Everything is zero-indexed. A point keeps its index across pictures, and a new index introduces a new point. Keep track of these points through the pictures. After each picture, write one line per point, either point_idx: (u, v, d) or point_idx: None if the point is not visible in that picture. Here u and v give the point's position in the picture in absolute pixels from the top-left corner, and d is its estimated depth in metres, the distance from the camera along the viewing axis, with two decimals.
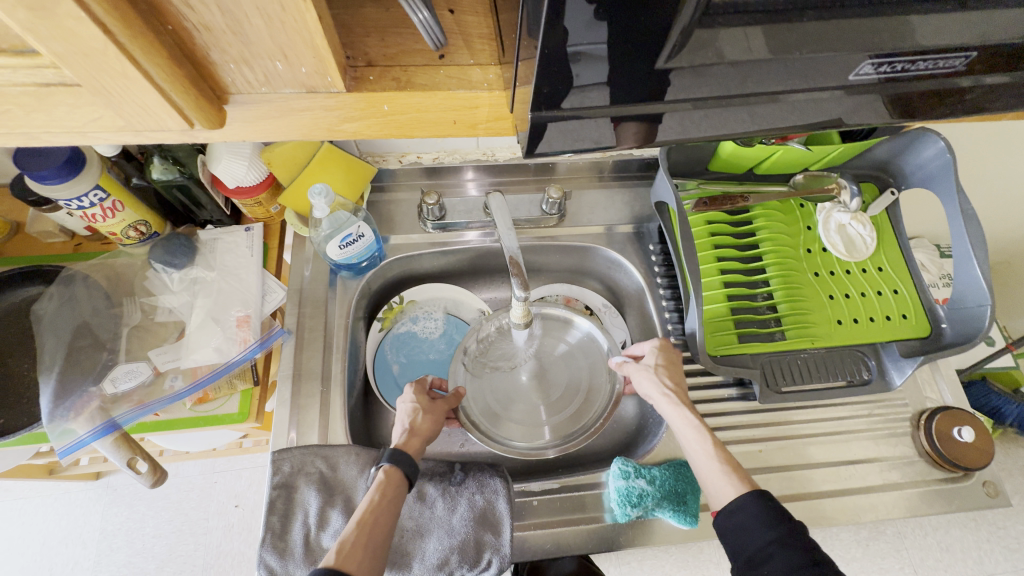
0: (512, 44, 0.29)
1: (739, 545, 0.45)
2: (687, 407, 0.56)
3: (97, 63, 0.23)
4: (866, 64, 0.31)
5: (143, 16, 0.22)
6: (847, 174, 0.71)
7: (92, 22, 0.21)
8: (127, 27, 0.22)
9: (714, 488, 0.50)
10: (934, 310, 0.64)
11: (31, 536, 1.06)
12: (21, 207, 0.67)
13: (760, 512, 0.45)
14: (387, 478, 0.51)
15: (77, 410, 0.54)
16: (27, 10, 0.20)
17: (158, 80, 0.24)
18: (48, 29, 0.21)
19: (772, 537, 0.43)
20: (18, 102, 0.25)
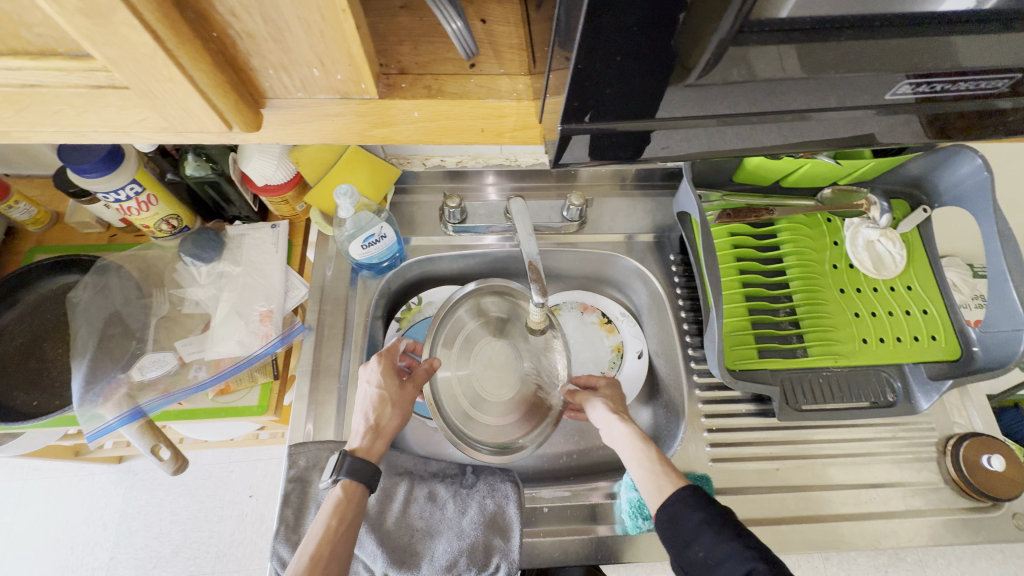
0: (545, 56, 0.29)
1: (671, 531, 0.46)
2: (623, 419, 0.58)
3: (146, 68, 0.24)
4: (904, 85, 0.30)
5: (191, 24, 0.23)
6: (877, 189, 0.70)
7: (143, 29, 0.22)
8: (176, 35, 0.22)
9: (651, 490, 0.50)
10: (965, 333, 0.62)
11: (55, 514, 1.10)
12: (61, 198, 0.70)
13: (689, 498, 0.46)
14: (346, 495, 0.51)
15: (105, 396, 0.56)
16: (85, 17, 0.21)
17: (200, 84, 0.25)
18: (103, 36, 0.22)
19: (702, 516, 0.45)
20: (70, 103, 0.27)
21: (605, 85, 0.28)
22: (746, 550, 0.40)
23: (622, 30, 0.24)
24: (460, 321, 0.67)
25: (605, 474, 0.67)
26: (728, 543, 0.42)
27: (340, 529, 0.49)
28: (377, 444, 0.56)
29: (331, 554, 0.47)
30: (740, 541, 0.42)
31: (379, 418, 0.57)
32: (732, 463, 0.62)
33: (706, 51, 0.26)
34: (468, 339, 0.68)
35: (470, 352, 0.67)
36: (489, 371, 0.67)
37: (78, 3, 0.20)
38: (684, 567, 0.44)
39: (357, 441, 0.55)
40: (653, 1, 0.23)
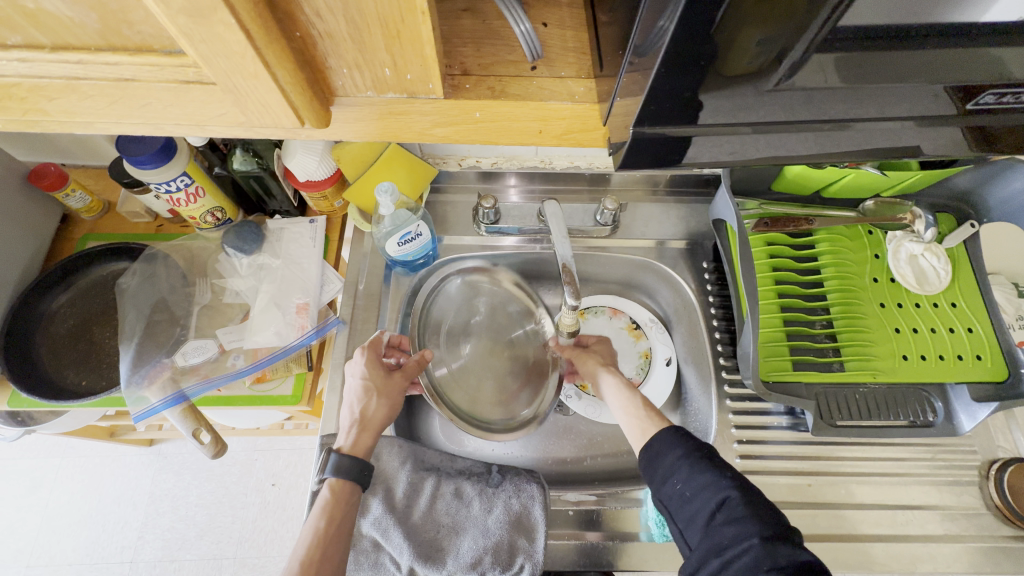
0: (616, 61, 0.30)
1: (651, 467, 0.47)
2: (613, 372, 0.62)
3: (235, 65, 0.25)
4: (988, 94, 0.30)
5: (279, 24, 0.24)
6: (923, 203, 0.68)
7: (239, 28, 0.23)
8: (266, 34, 0.23)
9: (634, 431, 0.54)
10: (1014, 354, 0.60)
11: (88, 492, 1.14)
12: (113, 188, 0.73)
13: (671, 436, 0.48)
14: (335, 496, 0.52)
15: (150, 378, 0.59)
16: (188, 16, 0.22)
17: (282, 82, 0.26)
18: (200, 33, 0.23)
19: (681, 453, 0.46)
20: (158, 98, 0.28)
21: (680, 89, 0.28)
22: (721, 480, 0.42)
23: (695, 36, 0.24)
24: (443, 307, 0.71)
25: (630, 480, 0.67)
26: (704, 476, 0.43)
27: (332, 529, 0.50)
28: (363, 434, 0.55)
29: (324, 555, 0.48)
30: (715, 472, 0.43)
31: (364, 410, 0.57)
32: (762, 476, 0.61)
33: (778, 57, 0.26)
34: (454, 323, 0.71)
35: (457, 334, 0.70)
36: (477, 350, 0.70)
37: (183, 4, 0.22)
38: (664, 503, 0.45)
39: (343, 438, 0.55)
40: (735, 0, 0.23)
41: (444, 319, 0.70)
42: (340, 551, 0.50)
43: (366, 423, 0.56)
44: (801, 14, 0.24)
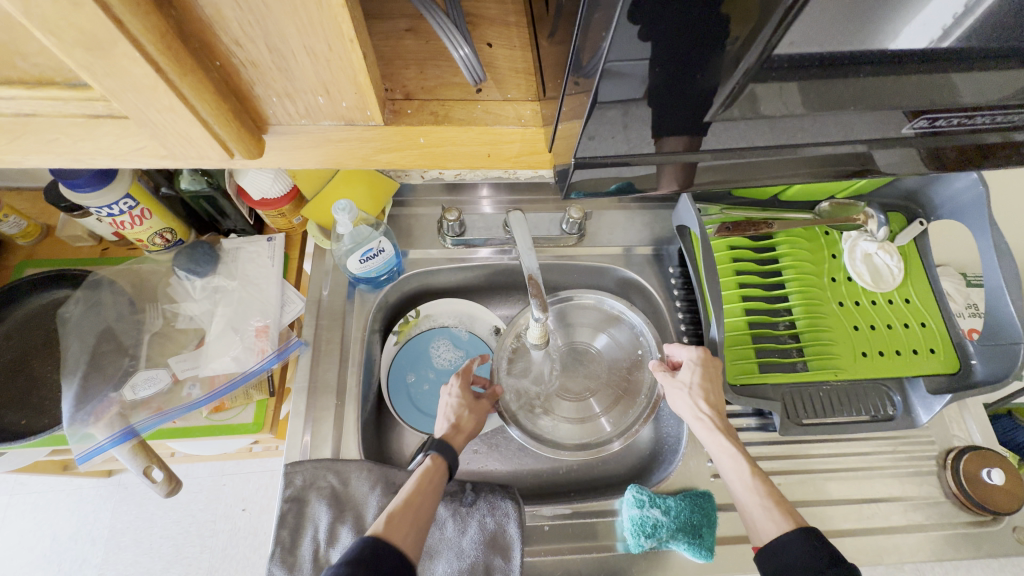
0: (557, 84, 0.31)
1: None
2: (722, 433, 0.55)
3: (147, 98, 0.24)
4: (921, 119, 0.33)
5: (195, 54, 0.24)
6: (875, 203, 0.70)
7: (145, 61, 0.22)
8: (179, 67, 0.23)
9: (757, 525, 0.50)
10: (964, 346, 0.62)
11: (41, 530, 1.07)
12: (52, 211, 0.68)
13: (807, 556, 0.44)
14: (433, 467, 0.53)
15: (97, 415, 0.55)
16: (85, 49, 0.21)
17: (203, 114, 0.26)
18: (103, 67, 0.22)
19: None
20: (71, 131, 0.27)
21: (618, 119, 0.29)
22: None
23: (636, 64, 0.25)
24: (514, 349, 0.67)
25: (605, 490, 0.66)
26: None
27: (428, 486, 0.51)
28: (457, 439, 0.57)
29: (420, 503, 0.48)
30: None
31: (460, 416, 0.59)
32: None
33: (716, 77, 0.27)
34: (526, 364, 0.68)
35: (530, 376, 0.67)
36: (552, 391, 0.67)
37: (78, 37, 0.21)
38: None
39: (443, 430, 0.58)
40: (675, 18, 0.23)
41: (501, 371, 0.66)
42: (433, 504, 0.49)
43: (461, 428, 0.58)
44: (754, 25, 0.24)
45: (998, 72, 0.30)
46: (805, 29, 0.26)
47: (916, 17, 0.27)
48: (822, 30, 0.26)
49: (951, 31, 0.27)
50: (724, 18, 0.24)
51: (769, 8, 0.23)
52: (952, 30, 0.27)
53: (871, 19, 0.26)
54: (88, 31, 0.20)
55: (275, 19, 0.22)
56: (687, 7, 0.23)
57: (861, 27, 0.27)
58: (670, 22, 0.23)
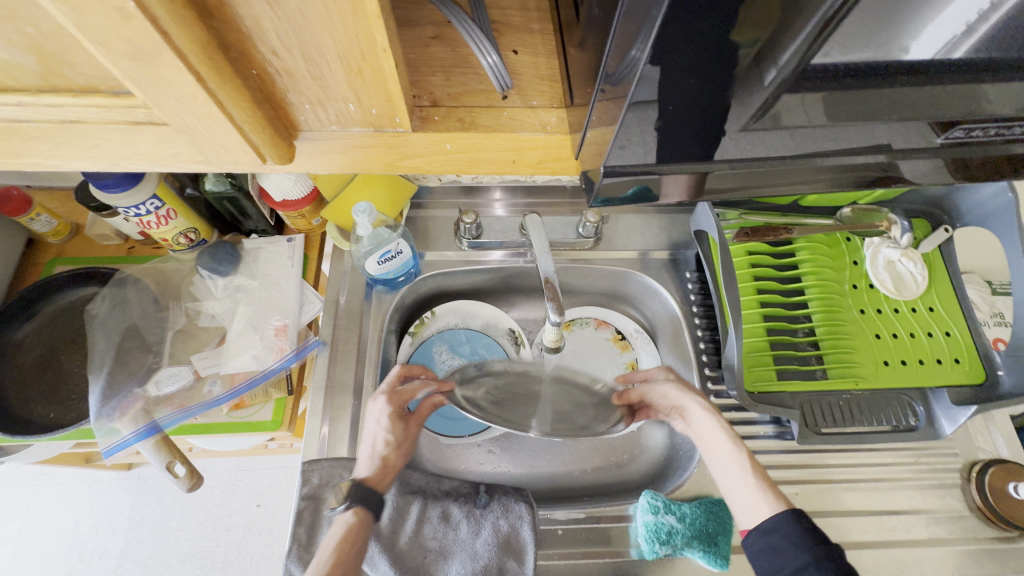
0: (586, 93, 0.31)
1: (772, 565, 0.44)
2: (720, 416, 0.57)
3: (187, 106, 0.25)
4: (959, 129, 0.32)
5: (234, 63, 0.24)
6: (898, 209, 0.69)
7: (188, 71, 0.22)
8: (218, 76, 0.23)
9: (745, 502, 0.51)
10: (990, 357, 0.61)
11: (64, 520, 1.10)
12: (81, 210, 0.71)
13: (795, 535, 0.44)
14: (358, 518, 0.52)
15: (122, 410, 0.57)
16: (132, 60, 0.22)
17: (239, 121, 0.27)
18: (147, 76, 0.23)
19: (808, 560, 0.41)
20: (112, 136, 0.29)
21: (644, 127, 0.29)
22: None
23: (667, 73, 0.26)
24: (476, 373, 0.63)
25: (618, 494, 0.66)
26: None
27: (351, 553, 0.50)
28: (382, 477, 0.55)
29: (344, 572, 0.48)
30: None
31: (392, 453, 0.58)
32: None
33: (744, 84, 0.27)
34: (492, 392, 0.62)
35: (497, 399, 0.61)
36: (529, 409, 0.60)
37: (125, 48, 0.21)
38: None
39: (366, 469, 0.55)
40: (703, 27, 0.23)
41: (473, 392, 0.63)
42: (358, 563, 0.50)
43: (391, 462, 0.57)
44: (771, 32, 0.24)
45: None
46: (839, 39, 0.26)
47: (935, 20, 0.27)
48: (853, 38, 0.26)
49: (977, 26, 0.27)
50: (753, 26, 0.24)
51: (792, 17, 0.24)
52: (980, 23, 0.27)
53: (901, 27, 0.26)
54: (136, 43, 0.21)
55: (310, 28, 0.23)
56: (718, 17, 0.23)
57: (888, 34, 0.27)
58: (701, 32, 0.23)
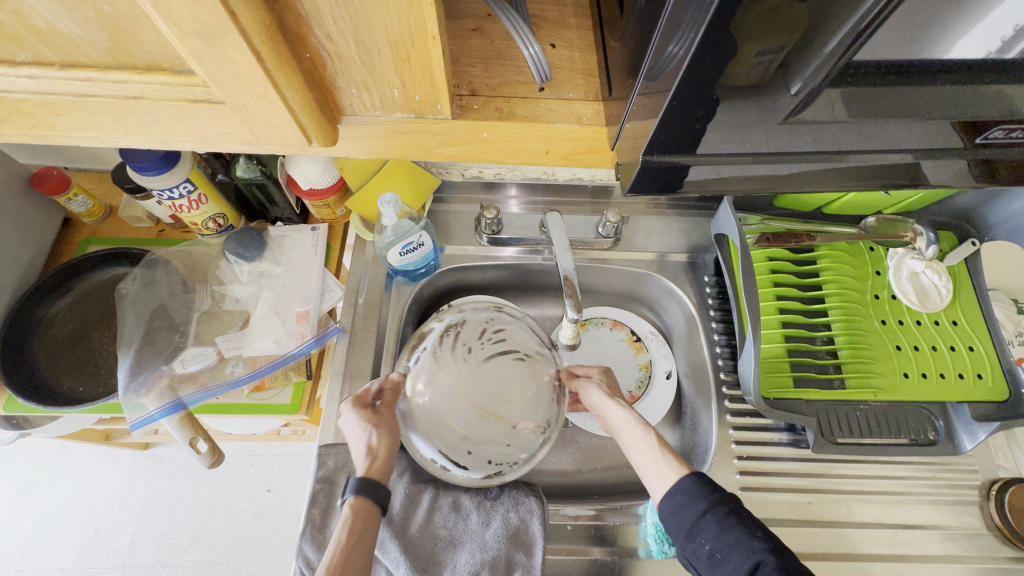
0: (625, 86, 0.32)
1: (674, 522, 0.45)
2: (623, 405, 0.56)
3: (244, 86, 0.26)
4: (996, 130, 0.32)
5: (291, 45, 0.25)
6: (925, 220, 0.68)
7: (250, 50, 0.24)
8: (277, 57, 0.24)
9: (654, 476, 0.49)
10: (1015, 373, 0.60)
11: (81, 496, 1.13)
12: (116, 192, 0.73)
13: (692, 486, 0.45)
14: (356, 513, 0.48)
15: (148, 387, 0.59)
16: (199, 39, 0.23)
17: (291, 102, 0.28)
18: (210, 56, 0.24)
19: (704, 508, 0.43)
20: (169, 114, 0.30)
21: (681, 122, 0.30)
22: (752, 541, 0.40)
23: (708, 66, 0.26)
24: (447, 450, 0.56)
25: (629, 494, 0.66)
26: (732, 532, 0.41)
27: (354, 538, 0.46)
28: (377, 463, 0.51)
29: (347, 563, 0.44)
30: (744, 530, 0.41)
31: (375, 439, 0.53)
32: (762, 492, 0.61)
33: (778, 81, 0.27)
34: (461, 435, 0.57)
35: (458, 413, 0.57)
36: (488, 398, 0.59)
37: (195, 28, 0.23)
38: (689, 559, 0.43)
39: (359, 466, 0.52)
40: (744, 20, 0.23)
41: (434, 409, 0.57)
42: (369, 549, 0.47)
43: (379, 450, 0.52)
44: (801, 36, 0.25)
45: None
46: (882, 37, 0.26)
47: (975, 27, 0.27)
48: (897, 36, 0.26)
49: (1012, 43, 0.27)
50: (794, 22, 0.24)
51: (835, 14, 0.24)
52: (1014, 41, 0.27)
53: (949, 25, 0.26)
54: (205, 23, 0.22)
55: (366, 13, 0.24)
56: (767, 11, 0.23)
57: (930, 37, 0.27)
58: (741, 29, 0.24)
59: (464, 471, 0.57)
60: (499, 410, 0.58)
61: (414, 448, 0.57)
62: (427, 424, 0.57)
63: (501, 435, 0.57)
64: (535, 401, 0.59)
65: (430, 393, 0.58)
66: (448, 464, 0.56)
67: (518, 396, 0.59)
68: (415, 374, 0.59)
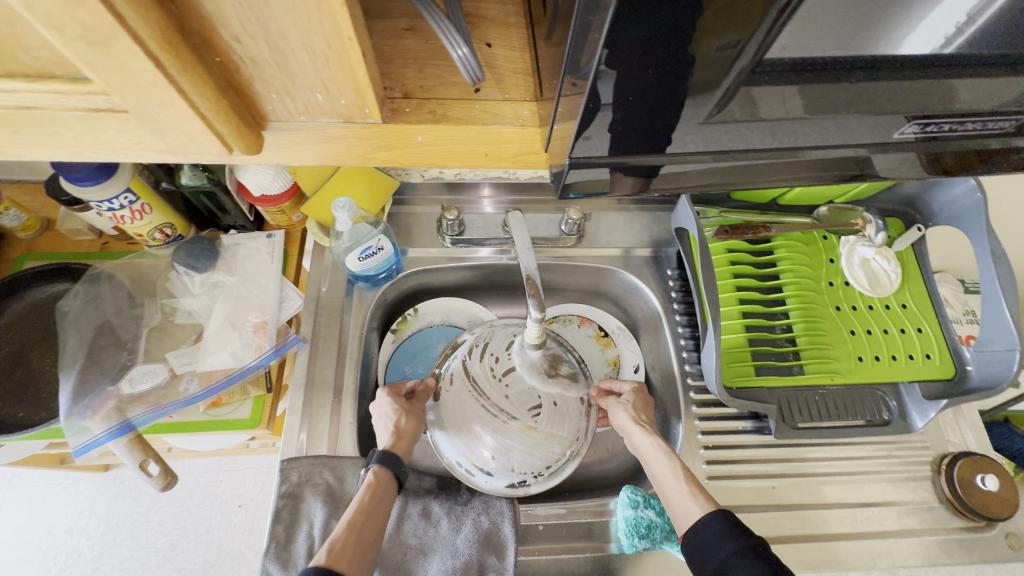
0: (553, 85, 0.32)
1: (702, 560, 0.44)
2: (655, 434, 0.56)
3: (147, 93, 0.25)
4: (911, 125, 0.33)
5: (196, 49, 0.25)
6: (874, 208, 0.71)
7: (146, 56, 0.23)
8: (178, 61, 0.24)
9: (678, 510, 0.49)
10: (959, 352, 0.63)
11: (37, 524, 1.08)
12: (52, 204, 0.69)
13: (722, 526, 0.45)
14: (379, 480, 0.51)
15: (94, 409, 0.56)
16: (87, 44, 0.22)
17: (202, 109, 0.27)
18: (104, 62, 0.23)
19: (733, 549, 0.43)
20: (71, 125, 0.29)
21: (613, 123, 0.30)
22: None
23: (627, 64, 0.26)
24: (470, 456, 0.56)
25: (600, 489, 0.66)
26: None
27: (374, 502, 0.50)
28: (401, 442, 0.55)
29: (365, 524, 0.48)
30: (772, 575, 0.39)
31: (398, 421, 0.57)
32: (728, 480, 0.62)
33: (713, 80, 0.27)
34: (486, 443, 0.55)
35: (485, 419, 0.55)
36: (516, 409, 0.55)
37: (81, 33, 0.22)
38: None
39: (383, 441, 0.56)
40: (660, 20, 0.23)
41: (461, 418, 0.56)
42: (386, 518, 0.50)
43: (405, 430, 0.56)
44: (749, 34, 0.25)
45: (998, 79, 0.30)
46: (795, 34, 0.26)
47: (920, 25, 0.27)
48: (816, 32, 0.26)
49: (953, 39, 0.28)
50: (706, 27, 0.24)
51: (765, 13, 0.24)
52: (955, 38, 0.28)
53: (866, 22, 0.27)
54: (91, 28, 0.21)
55: (274, 17, 0.23)
56: (692, 8, 0.23)
57: (851, 34, 0.27)
58: (662, 26, 0.24)
59: (487, 478, 0.55)
60: (527, 419, 0.55)
61: (439, 451, 0.57)
62: (456, 429, 0.56)
63: (526, 443, 0.55)
64: (563, 414, 0.57)
65: (460, 398, 0.57)
66: (472, 472, 0.56)
67: (545, 406, 0.56)
68: (447, 383, 0.60)
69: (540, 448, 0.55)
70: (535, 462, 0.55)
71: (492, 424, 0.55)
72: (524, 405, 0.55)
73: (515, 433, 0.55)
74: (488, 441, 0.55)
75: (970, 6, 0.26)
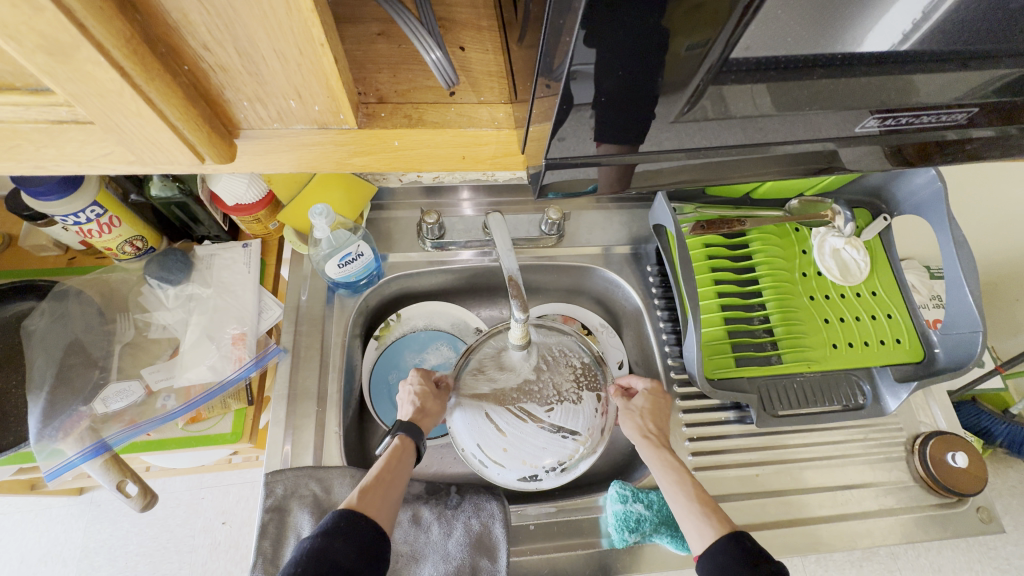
0: (526, 88, 0.32)
1: None
2: (666, 450, 0.56)
3: (111, 103, 0.25)
4: (871, 119, 0.34)
5: (162, 58, 0.24)
6: (842, 199, 0.73)
7: (110, 65, 0.22)
8: (143, 70, 0.23)
9: (691, 530, 0.49)
10: (927, 336, 0.65)
11: (8, 553, 1.03)
12: (14, 220, 0.67)
13: (736, 554, 0.44)
14: (402, 447, 0.53)
15: (66, 430, 0.54)
16: (48, 54, 0.22)
17: (172, 119, 0.26)
18: (66, 72, 0.23)
19: None
20: (32, 138, 0.28)
21: (587, 123, 0.30)
22: None
23: (599, 67, 0.26)
24: (484, 447, 0.55)
25: (589, 487, 0.67)
26: None
27: (396, 466, 0.51)
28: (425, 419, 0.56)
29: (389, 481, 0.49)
30: None
31: (425, 400, 0.57)
32: (713, 470, 0.63)
33: (683, 80, 0.28)
34: (502, 436, 0.55)
35: (501, 412, 0.55)
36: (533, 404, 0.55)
37: (40, 43, 0.21)
38: None
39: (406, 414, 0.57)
40: (629, 23, 0.24)
41: (479, 409, 0.56)
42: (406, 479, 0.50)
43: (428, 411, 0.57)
44: (713, 34, 0.25)
45: (950, 74, 0.31)
46: (758, 35, 0.27)
47: (878, 24, 0.28)
48: (778, 31, 0.27)
49: (911, 35, 0.29)
50: (673, 28, 0.24)
51: (729, 13, 0.24)
52: (912, 33, 0.29)
53: (825, 20, 0.28)
54: (51, 38, 0.21)
55: (242, 24, 0.23)
56: (658, 9, 0.23)
57: (811, 33, 0.28)
58: (630, 27, 0.24)
59: (500, 471, 0.55)
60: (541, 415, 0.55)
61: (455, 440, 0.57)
62: (473, 419, 0.56)
63: (541, 439, 0.55)
64: (580, 412, 0.56)
65: (477, 389, 0.57)
66: (484, 462, 0.56)
67: (558, 402, 0.56)
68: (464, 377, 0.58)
69: (554, 443, 0.55)
70: (548, 459, 0.55)
71: (508, 418, 0.55)
72: (541, 401, 0.56)
73: (531, 429, 0.55)
74: (504, 434, 0.55)
75: (924, 3, 0.28)
